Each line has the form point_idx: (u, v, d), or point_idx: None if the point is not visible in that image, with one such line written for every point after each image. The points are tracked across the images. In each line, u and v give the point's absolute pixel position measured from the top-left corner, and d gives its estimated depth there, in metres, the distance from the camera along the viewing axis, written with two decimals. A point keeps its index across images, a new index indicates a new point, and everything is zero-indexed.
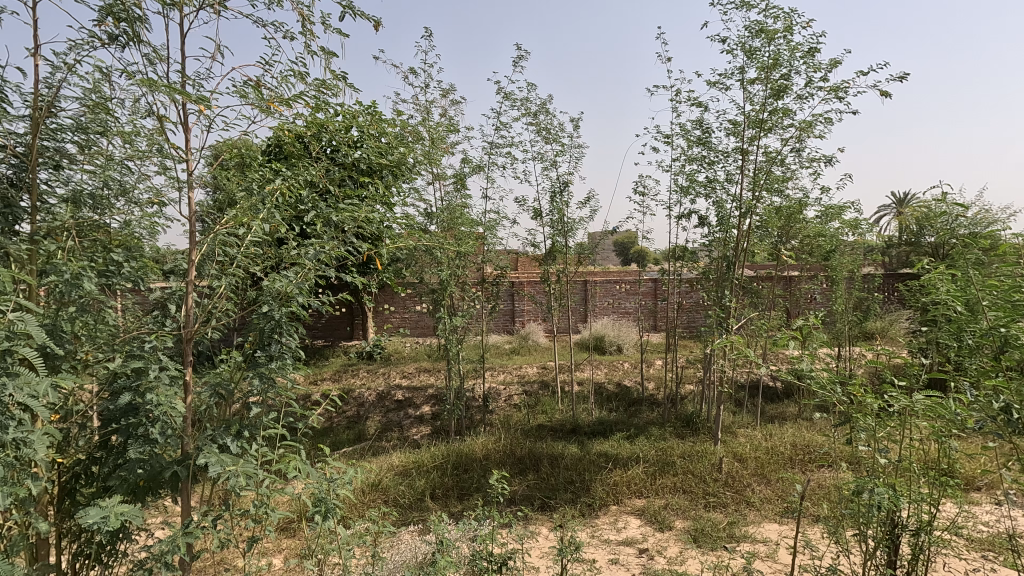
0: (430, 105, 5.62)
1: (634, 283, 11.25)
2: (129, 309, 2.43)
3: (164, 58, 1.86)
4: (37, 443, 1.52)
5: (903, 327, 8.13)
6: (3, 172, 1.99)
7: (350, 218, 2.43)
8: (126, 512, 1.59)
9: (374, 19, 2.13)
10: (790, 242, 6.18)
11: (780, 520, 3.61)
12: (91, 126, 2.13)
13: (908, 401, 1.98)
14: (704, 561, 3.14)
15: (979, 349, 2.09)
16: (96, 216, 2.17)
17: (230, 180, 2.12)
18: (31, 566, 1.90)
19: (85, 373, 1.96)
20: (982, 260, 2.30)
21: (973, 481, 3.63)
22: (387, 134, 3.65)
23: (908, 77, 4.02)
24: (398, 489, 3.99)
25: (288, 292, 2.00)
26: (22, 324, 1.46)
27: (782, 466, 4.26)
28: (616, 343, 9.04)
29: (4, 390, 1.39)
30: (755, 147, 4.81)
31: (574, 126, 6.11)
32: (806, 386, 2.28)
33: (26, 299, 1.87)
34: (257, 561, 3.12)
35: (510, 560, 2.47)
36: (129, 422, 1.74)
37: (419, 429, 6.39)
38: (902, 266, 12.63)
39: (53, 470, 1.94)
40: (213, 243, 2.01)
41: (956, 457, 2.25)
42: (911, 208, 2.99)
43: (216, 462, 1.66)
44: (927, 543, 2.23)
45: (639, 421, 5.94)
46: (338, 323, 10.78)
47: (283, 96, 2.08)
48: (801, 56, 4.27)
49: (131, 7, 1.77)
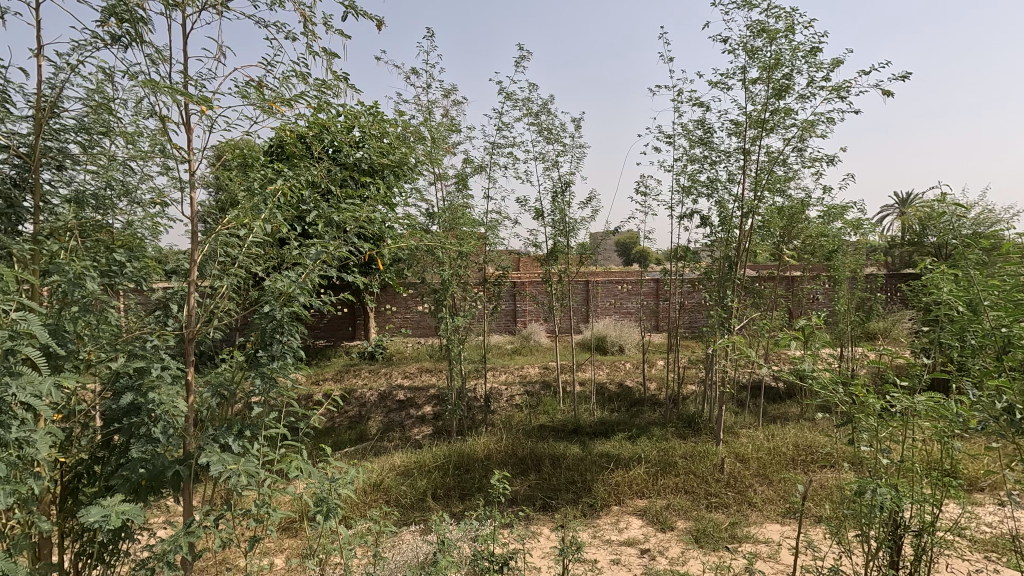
0: (432, 105, 5.64)
1: (636, 283, 11.25)
2: (131, 309, 2.44)
3: (166, 58, 1.86)
4: (40, 443, 1.53)
5: (906, 327, 8.11)
6: (6, 172, 2.00)
7: (351, 219, 2.43)
8: (127, 511, 1.59)
9: (376, 19, 2.14)
10: (792, 242, 6.17)
11: (782, 520, 3.61)
12: (94, 127, 2.14)
13: (910, 401, 1.97)
14: (706, 561, 3.14)
15: (982, 350, 2.09)
16: (98, 216, 2.18)
17: (232, 181, 2.12)
18: (34, 565, 1.91)
19: (88, 373, 1.97)
20: (984, 260, 2.30)
21: (976, 482, 3.62)
22: (388, 134, 3.66)
23: (910, 76, 4.01)
24: (400, 489, 3.99)
25: (290, 291, 2.00)
26: (25, 324, 1.47)
27: (784, 466, 4.25)
28: (618, 343, 9.04)
29: (6, 390, 1.40)
30: (757, 147, 4.81)
31: (575, 126, 6.11)
32: (807, 386, 2.28)
33: (28, 299, 1.87)
34: (258, 561, 3.13)
35: (512, 561, 2.46)
36: (132, 422, 1.75)
37: (421, 429, 6.40)
38: (904, 266, 12.65)
39: (56, 470, 1.95)
40: (215, 243, 2.01)
41: (959, 458, 2.24)
42: (914, 207, 2.98)
43: (217, 461, 1.67)
44: (929, 544, 2.23)
45: (641, 422, 5.94)
46: (339, 323, 10.80)
47: (285, 96, 2.09)
48: (802, 55, 4.27)
49: (134, 8, 1.77)
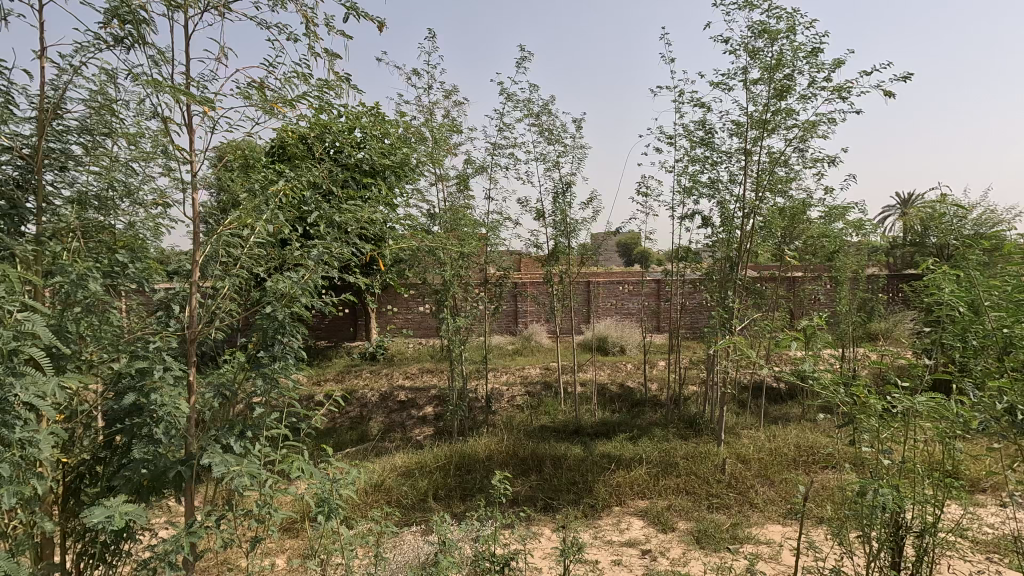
0: (433, 106, 5.65)
1: (637, 284, 11.25)
2: (133, 309, 2.44)
3: (169, 60, 1.87)
4: (43, 443, 1.54)
5: (908, 328, 8.10)
6: (10, 174, 2.01)
7: (353, 219, 2.43)
8: (130, 511, 1.60)
9: (379, 19, 2.14)
10: (793, 243, 6.16)
11: (784, 521, 3.61)
12: (97, 128, 2.16)
13: (911, 402, 1.96)
14: (707, 562, 3.14)
15: (984, 350, 2.08)
16: (101, 217, 2.19)
17: (234, 181, 2.13)
18: (37, 565, 1.91)
19: (90, 373, 1.98)
20: (986, 260, 2.30)
21: (978, 483, 3.62)
22: (390, 134, 3.67)
23: (911, 76, 4.02)
24: (401, 490, 3.99)
25: (291, 292, 2.01)
26: (29, 324, 1.48)
27: (786, 467, 4.25)
28: (619, 343, 9.04)
29: (10, 390, 1.41)
30: (758, 147, 4.81)
31: (576, 126, 6.11)
32: (808, 387, 2.27)
33: (31, 299, 1.88)
34: (260, 561, 3.14)
35: (512, 560, 2.47)
36: (134, 423, 1.77)
37: (422, 429, 6.41)
38: (907, 267, 12.61)
39: (59, 470, 1.96)
40: (217, 243, 2.01)
41: (961, 459, 2.24)
42: (916, 208, 2.97)
43: (220, 462, 1.67)
44: (931, 545, 2.22)
45: (642, 422, 5.94)
46: (341, 323, 10.81)
47: (287, 97, 2.09)
48: (804, 56, 4.28)
49: (136, 9, 1.78)
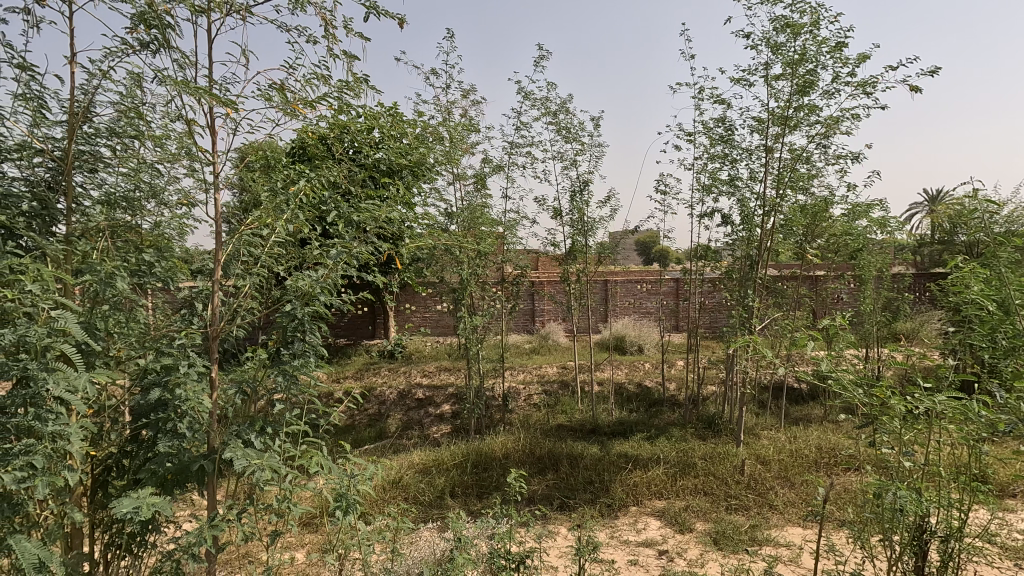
0: (451, 105, 5.67)
1: (656, 283, 11.17)
2: (160, 307, 2.51)
3: (192, 63, 1.91)
4: (73, 436, 1.59)
5: (935, 329, 7.88)
6: (42, 175, 2.08)
7: (371, 218, 2.44)
8: (156, 503, 1.64)
9: (397, 19, 2.14)
10: (816, 240, 5.99)
11: (804, 524, 3.54)
12: (125, 131, 2.23)
13: (931, 403, 1.87)
14: (725, 563, 3.09)
15: (1015, 351, 1.99)
16: (128, 217, 2.26)
17: (256, 181, 2.17)
18: (67, 554, 1.98)
19: (118, 370, 2.04)
20: (1018, 258, 2.21)
21: (1007, 488, 3.53)
22: (408, 134, 3.70)
23: (939, 70, 3.94)
24: (418, 487, 4.04)
25: (310, 290, 2.02)
26: (62, 322, 1.53)
27: (806, 468, 4.16)
28: (636, 343, 8.98)
29: (43, 385, 1.46)
30: (780, 145, 4.72)
31: (594, 124, 6.04)
32: (829, 387, 2.19)
33: (63, 297, 1.95)
34: (281, 555, 3.18)
35: (528, 559, 2.44)
36: (159, 417, 1.82)
37: (439, 428, 6.45)
38: (934, 265, 12.24)
39: (87, 462, 2.02)
40: (239, 243, 2.03)
41: (991, 462, 2.17)
42: (945, 205, 2.87)
43: (240, 456, 1.71)
44: (957, 550, 2.14)
45: (660, 422, 5.88)
46: (360, 322, 10.98)
47: (307, 98, 2.12)
48: (828, 50, 4.17)
49: (162, 15, 1.81)
